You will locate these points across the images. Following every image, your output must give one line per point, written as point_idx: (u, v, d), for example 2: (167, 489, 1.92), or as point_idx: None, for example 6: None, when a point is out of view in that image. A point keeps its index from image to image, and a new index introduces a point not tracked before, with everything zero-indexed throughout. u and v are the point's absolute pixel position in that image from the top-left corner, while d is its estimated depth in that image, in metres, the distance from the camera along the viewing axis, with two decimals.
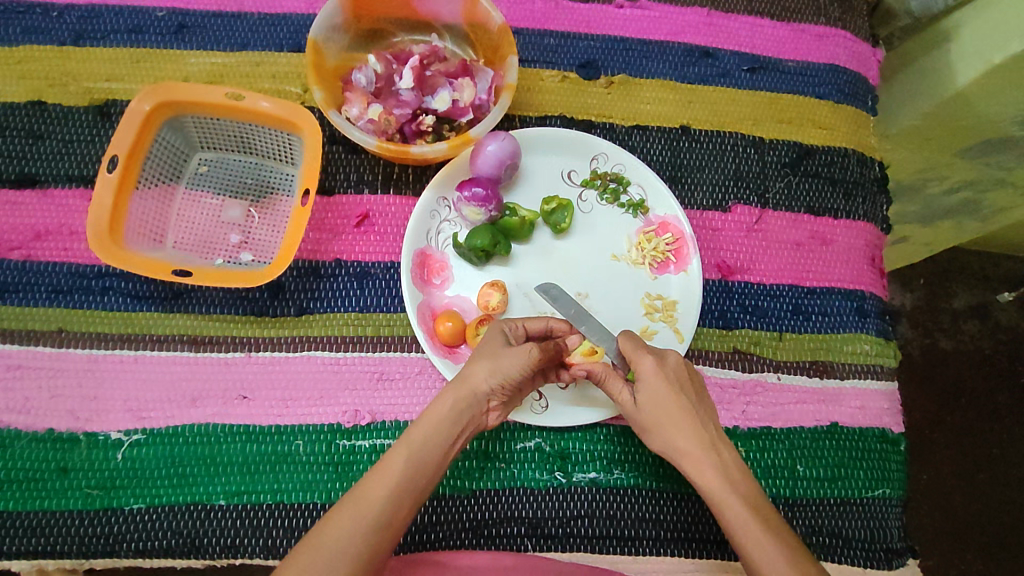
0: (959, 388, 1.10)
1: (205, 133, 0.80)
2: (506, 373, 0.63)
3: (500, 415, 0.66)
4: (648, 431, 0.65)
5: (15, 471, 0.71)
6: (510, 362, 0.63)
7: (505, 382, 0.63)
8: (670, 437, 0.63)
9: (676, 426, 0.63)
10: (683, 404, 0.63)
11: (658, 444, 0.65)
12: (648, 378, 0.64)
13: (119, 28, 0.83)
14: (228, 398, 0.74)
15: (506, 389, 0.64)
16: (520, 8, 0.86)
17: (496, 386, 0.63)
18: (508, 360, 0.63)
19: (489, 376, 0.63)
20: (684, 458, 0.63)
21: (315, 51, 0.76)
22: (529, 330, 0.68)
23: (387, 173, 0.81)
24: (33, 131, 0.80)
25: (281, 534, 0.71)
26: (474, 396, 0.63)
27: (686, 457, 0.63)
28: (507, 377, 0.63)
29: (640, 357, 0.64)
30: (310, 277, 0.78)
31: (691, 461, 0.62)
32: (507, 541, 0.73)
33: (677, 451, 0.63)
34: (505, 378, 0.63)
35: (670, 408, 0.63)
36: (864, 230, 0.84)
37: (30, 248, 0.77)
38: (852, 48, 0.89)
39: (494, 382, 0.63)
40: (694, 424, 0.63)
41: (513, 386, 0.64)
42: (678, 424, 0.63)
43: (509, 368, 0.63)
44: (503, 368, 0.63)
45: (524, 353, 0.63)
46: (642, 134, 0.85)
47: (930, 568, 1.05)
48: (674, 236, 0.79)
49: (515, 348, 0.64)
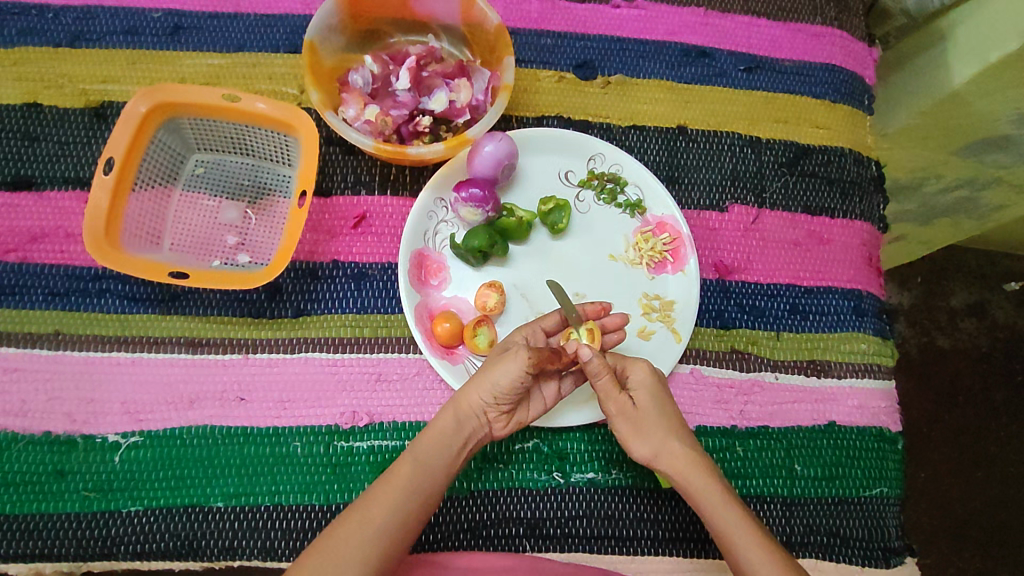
0: (957, 387, 1.10)
1: (201, 134, 0.79)
2: (495, 384, 0.63)
3: (505, 424, 0.67)
4: (639, 436, 0.64)
5: (13, 475, 0.71)
6: (498, 373, 0.62)
7: (499, 393, 0.63)
8: (663, 440, 0.63)
9: (668, 430, 0.64)
10: (674, 413, 0.65)
11: (645, 450, 0.64)
12: (641, 385, 0.64)
13: (115, 29, 0.83)
14: (226, 400, 0.74)
15: (503, 399, 0.64)
16: (517, 8, 0.86)
17: (489, 399, 0.64)
18: (497, 371, 0.62)
19: (482, 390, 0.63)
20: (677, 463, 0.62)
21: (312, 52, 0.76)
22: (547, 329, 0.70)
23: (384, 174, 0.81)
24: (28, 132, 0.79)
25: (279, 536, 0.71)
26: (472, 409, 0.64)
27: (678, 463, 0.63)
28: (494, 389, 0.63)
29: (634, 362, 0.65)
30: (308, 278, 0.78)
31: (683, 467, 0.62)
32: (507, 541, 0.73)
33: (669, 458, 0.63)
34: (497, 389, 0.63)
35: (662, 413, 0.64)
36: (861, 230, 0.84)
37: (26, 250, 0.76)
38: (849, 48, 0.89)
39: (488, 394, 0.63)
40: (684, 434, 0.64)
41: (506, 395, 0.63)
42: (670, 428, 0.64)
43: (498, 380, 0.62)
44: (495, 379, 0.63)
45: (514, 359, 0.62)
46: (639, 134, 0.85)
47: (929, 566, 1.05)
48: (672, 236, 0.79)
49: (506, 357, 0.63)
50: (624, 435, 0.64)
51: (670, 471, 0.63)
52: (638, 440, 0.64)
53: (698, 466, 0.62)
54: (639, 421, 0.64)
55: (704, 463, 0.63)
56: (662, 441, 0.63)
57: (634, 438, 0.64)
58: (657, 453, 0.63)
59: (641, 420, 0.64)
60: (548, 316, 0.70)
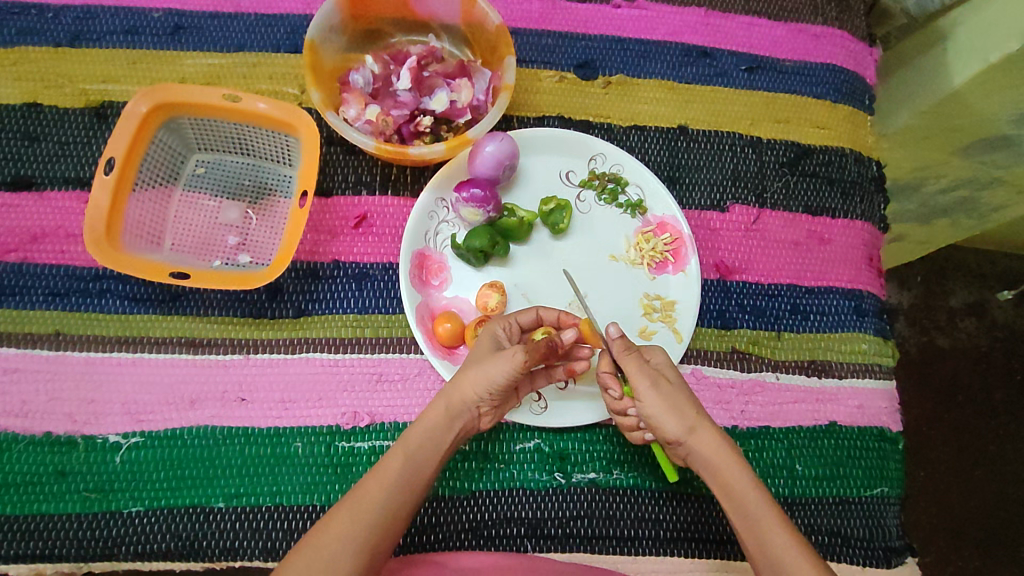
0: (957, 386, 1.10)
1: (202, 134, 0.79)
2: (490, 379, 0.63)
3: (492, 418, 0.68)
4: (674, 412, 0.62)
5: (14, 475, 0.71)
6: (494, 368, 0.62)
7: (493, 390, 0.64)
8: (696, 419, 0.62)
9: (698, 409, 0.63)
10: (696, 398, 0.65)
11: (678, 426, 0.62)
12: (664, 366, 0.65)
13: (115, 29, 0.82)
14: (227, 400, 0.74)
15: (495, 394, 0.64)
16: (518, 8, 0.86)
17: (483, 394, 0.64)
18: (494, 365, 0.63)
19: (476, 387, 0.63)
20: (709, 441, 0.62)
21: (314, 51, 0.75)
22: (523, 325, 0.69)
23: (385, 174, 0.81)
24: (28, 132, 0.79)
25: (281, 536, 0.71)
26: (463, 404, 0.64)
27: (711, 441, 0.62)
28: (491, 384, 0.63)
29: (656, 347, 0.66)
30: (309, 278, 0.77)
31: (715, 446, 0.62)
32: (508, 541, 0.73)
33: (701, 436, 0.62)
34: (490, 385, 0.63)
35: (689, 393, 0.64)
36: (862, 230, 0.84)
37: (27, 250, 0.76)
38: (849, 48, 0.89)
39: (482, 391, 0.64)
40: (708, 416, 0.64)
41: (499, 391, 0.64)
42: (700, 408, 0.63)
43: (495, 376, 0.62)
44: (489, 376, 0.63)
45: (508, 360, 0.62)
46: (640, 134, 0.85)
47: (929, 565, 1.05)
48: (673, 236, 0.79)
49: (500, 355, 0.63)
50: (657, 410, 0.62)
51: (702, 451, 0.62)
52: (673, 416, 0.62)
53: (729, 446, 0.62)
54: (672, 397, 0.63)
55: (732, 444, 0.63)
56: (694, 419, 0.62)
57: (668, 413, 0.62)
58: (690, 431, 0.62)
59: (675, 396, 0.63)
60: (524, 312, 0.69)
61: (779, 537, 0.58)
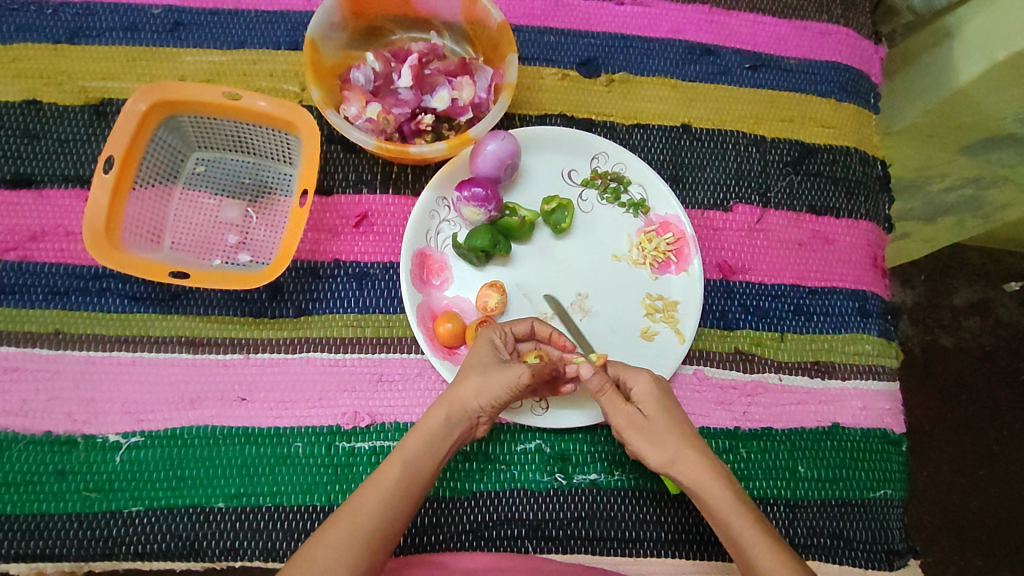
0: (960, 385, 1.09)
1: (202, 132, 0.79)
2: (494, 391, 0.62)
3: (487, 427, 0.67)
4: (652, 445, 0.63)
5: (13, 474, 0.71)
6: (497, 383, 0.62)
7: (492, 402, 0.63)
8: (677, 448, 0.62)
9: (680, 436, 0.63)
10: (683, 420, 0.64)
11: (659, 458, 0.62)
12: (646, 395, 0.64)
13: (114, 25, 0.82)
14: (227, 400, 0.74)
15: (495, 407, 0.64)
16: (520, 5, 0.86)
17: (485, 405, 0.63)
18: (496, 380, 0.62)
19: (478, 397, 0.63)
20: (689, 471, 0.61)
21: (314, 50, 0.75)
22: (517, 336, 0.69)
23: (386, 173, 0.80)
24: (28, 130, 0.79)
25: (281, 536, 0.71)
26: (463, 412, 0.63)
27: (694, 471, 0.61)
28: (494, 396, 0.63)
29: (636, 373, 0.65)
30: (310, 277, 0.77)
31: (698, 474, 0.61)
32: (508, 542, 0.72)
33: (684, 466, 0.62)
34: (492, 398, 0.63)
35: (673, 421, 0.63)
36: (866, 230, 0.83)
37: (26, 249, 0.76)
38: (854, 45, 0.88)
39: (484, 401, 0.63)
40: (695, 440, 0.63)
41: (500, 404, 0.64)
42: (683, 434, 0.63)
43: (497, 389, 0.62)
44: (491, 386, 0.62)
45: (512, 374, 0.62)
46: (643, 132, 0.84)
47: (930, 566, 1.05)
48: (675, 236, 0.79)
49: (502, 368, 0.63)
50: (637, 445, 0.63)
51: (685, 479, 0.62)
52: (651, 448, 0.63)
53: (711, 472, 0.61)
54: (651, 430, 0.63)
55: (718, 469, 0.62)
56: (675, 449, 0.62)
57: (648, 446, 0.63)
58: (673, 461, 0.62)
59: (654, 428, 0.63)
60: (520, 322, 0.69)
61: (769, 560, 0.57)
